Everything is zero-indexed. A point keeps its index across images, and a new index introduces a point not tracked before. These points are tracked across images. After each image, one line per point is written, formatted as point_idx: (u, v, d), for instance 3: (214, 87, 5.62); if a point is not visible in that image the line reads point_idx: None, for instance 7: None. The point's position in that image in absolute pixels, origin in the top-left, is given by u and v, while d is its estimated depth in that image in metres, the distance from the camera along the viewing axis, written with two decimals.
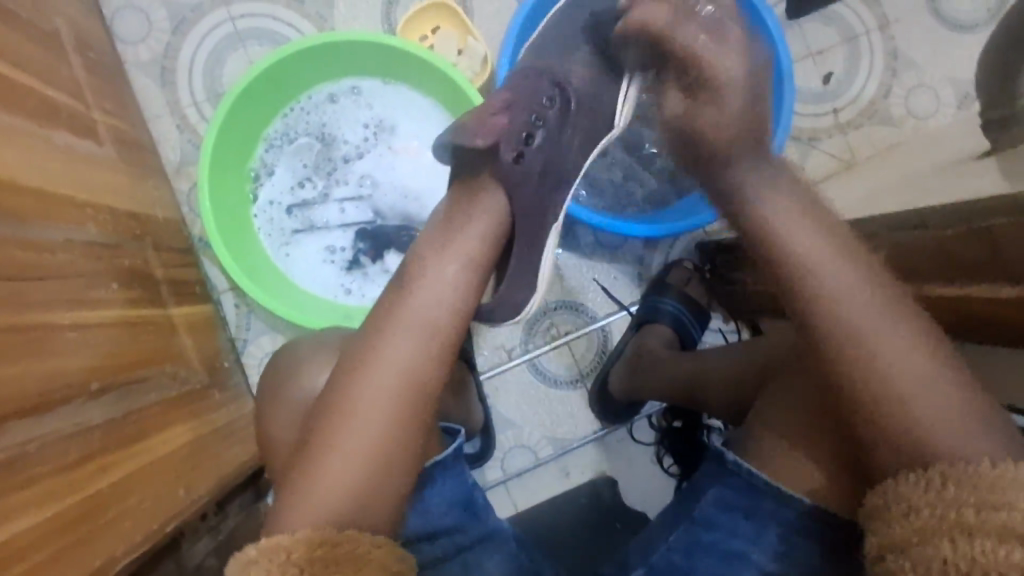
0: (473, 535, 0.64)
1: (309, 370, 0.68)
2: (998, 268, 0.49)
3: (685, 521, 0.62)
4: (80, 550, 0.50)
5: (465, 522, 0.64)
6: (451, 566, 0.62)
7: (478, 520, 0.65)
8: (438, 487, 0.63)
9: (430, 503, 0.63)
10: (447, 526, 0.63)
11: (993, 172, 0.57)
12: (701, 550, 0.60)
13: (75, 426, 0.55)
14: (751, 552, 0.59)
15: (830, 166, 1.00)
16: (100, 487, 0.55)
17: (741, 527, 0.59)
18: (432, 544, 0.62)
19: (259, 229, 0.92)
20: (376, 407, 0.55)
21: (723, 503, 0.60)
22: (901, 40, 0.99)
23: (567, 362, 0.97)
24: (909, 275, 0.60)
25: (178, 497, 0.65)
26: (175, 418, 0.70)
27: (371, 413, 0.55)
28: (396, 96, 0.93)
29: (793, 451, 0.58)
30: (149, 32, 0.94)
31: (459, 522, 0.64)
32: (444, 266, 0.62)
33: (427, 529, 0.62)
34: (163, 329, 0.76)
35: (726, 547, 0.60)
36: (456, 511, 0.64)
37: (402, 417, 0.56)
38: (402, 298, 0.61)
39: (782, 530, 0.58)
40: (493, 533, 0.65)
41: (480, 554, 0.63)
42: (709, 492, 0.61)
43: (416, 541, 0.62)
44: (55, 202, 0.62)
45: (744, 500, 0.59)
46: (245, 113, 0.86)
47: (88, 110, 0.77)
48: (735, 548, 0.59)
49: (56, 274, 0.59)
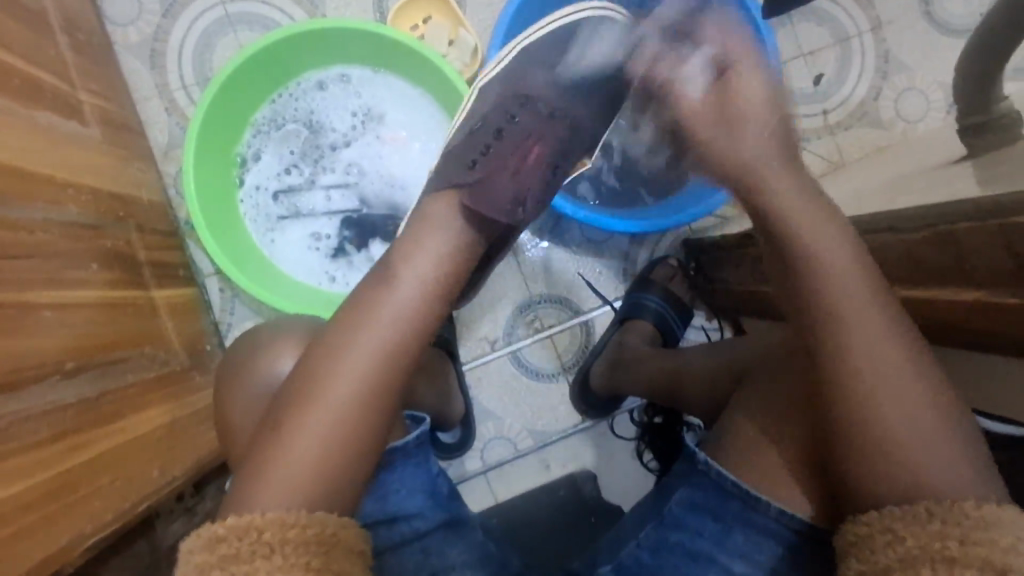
0: (434, 521, 0.64)
1: (287, 353, 0.68)
2: (963, 274, 0.49)
3: (655, 519, 0.63)
4: (48, 526, 0.51)
5: (427, 510, 0.64)
6: (414, 549, 0.63)
7: (442, 508, 0.65)
8: (399, 474, 0.64)
9: (390, 490, 0.63)
10: (409, 511, 0.63)
11: (970, 179, 0.58)
12: (670, 549, 0.61)
13: (49, 405, 0.55)
14: (716, 553, 0.59)
15: (818, 167, 1.00)
16: (72, 464, 0.55)
17: (708, 528, 0.60)
18: (392, 528, 0.62)
19: (245, 215, 0.92)
20: (352, 395, 0.55)
21: (692, 503, 0.61)
22: (893, 43, 0.99)
23: (550, 354, 0.98)
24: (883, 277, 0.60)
25: (153, 478, 0.66)
26: (152, 400, 0.71)
27: (346, 399, 0.55)
28: (385, 86, 0.93)
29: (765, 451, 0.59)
30: (139, 14, 0.93)
31: (426, 510, 0.64)
32: (436, 249, 0.63)
33: (386, 513, 0.62)
34: (145, 311, 0.76)
35: (691, 547, 0.60)
36: (419, 498, 0.64)
37: (375, 406, 0.56)
38: (386, 283, 0.61)
39: (747, 532, 0.58)
40: (458, 520, 0.66)
41: (442, 541, 0.64)
42: (677, 492, 0.62)
43: (375, 524, 0.62)
44: (37, 183, 0.63)
45: (711, 501, 0.60)
46: (232, 97, 0.86)
47: (74, 91, 0.76)
48: (701, 549, 0.60)
49: (35, 254, 0.59)
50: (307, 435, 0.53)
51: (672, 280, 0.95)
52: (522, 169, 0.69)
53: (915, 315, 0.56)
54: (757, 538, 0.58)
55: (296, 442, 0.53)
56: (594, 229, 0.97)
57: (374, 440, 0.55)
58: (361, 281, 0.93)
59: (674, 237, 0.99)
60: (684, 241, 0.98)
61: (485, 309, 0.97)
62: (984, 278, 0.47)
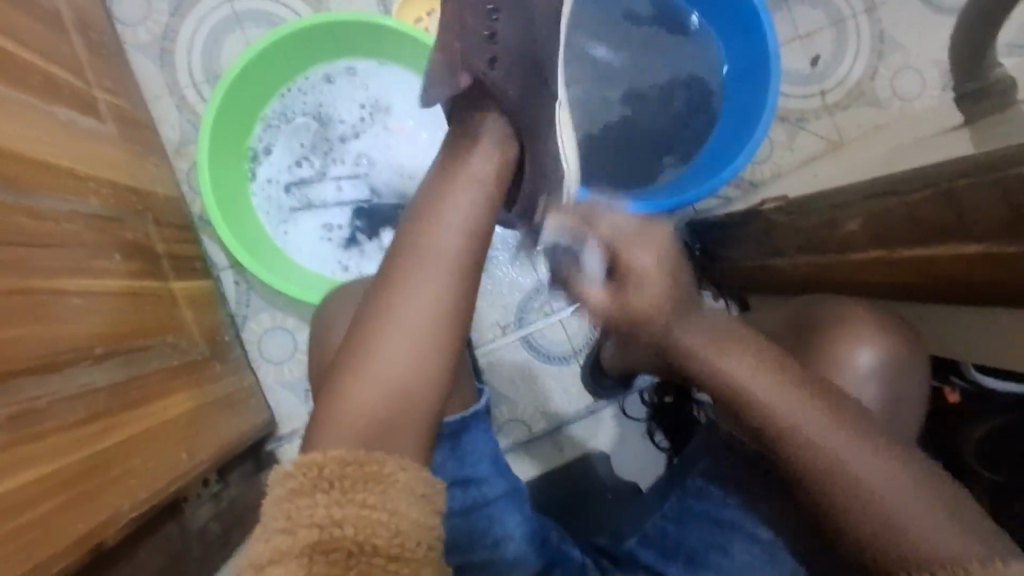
0: (500, 488, 0.65)
1: (339, 329, 0.68)
2: (963, 228, 0.50)
3: (678, 491, 0.65)
4: (84, 505, 0.52)
5: (493, 477, 0.65)
6: (480, 516, 0.63)
7: (503, 475, 0.66)
8: (470, 440, 0.65)
9: (467, 452, 0.64)
10: (480, 475, 0.64)
11: (969, 144, 0.60)
12: (691, 516, 0.63)
13: (80, 389, 0.56)
14: (742, 519, 0.61)
15: (818, 147, 1.01)
16: (102, 446, 0.57)
17: (731, 496, 0.62)
18: (466, 491, 0.63)
19: (258, 208, 0.93)
20: (388, 364, 0.56)
21: (712, 474, 0.64)
22: (888, 23, 1.01)
23: (560, 337, 0.99)
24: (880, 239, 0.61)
25: (180, 461, 0.67)
26: (177, 387, 0.72)
27: (387, 369, 0.56)
28: (391, 77, 0.95)
29: None
30: (148, 14, 0.95)
31: (486, 475, 0.65)
32: (471, 209, 0.64)
33: (461, 475, 0.64)
34: (165, 301, 0.78)
35: (717, 515, 0.62)
36: (489, 465, 0.65)
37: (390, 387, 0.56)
38: (400, 247, 0.61)
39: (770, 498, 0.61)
40: (516, 489, 0.66)
41: (504, 509, 0.64)
42: (700, 462, 0.66)
43: (451, 485, 0.63)
44: (59, 174, 0.64)
45: (735, 473, 0.63)
46: (243, 92, 0.87)
47: (88, 88, 0.78)
48: (727, 516, 0.62)
49: (61, 242, 0.61)
50: (332, 414, 0.55)
51: None
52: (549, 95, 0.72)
53: (919, 274, 0.57)
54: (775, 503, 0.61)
55: (347, 405, 0.55)
56: None
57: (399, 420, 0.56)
58: (374, 269, 0.94)
59: (678, 219, 1.01)
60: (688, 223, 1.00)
61: (493, 295, 0.99)
62: (985, 230, 0.48)
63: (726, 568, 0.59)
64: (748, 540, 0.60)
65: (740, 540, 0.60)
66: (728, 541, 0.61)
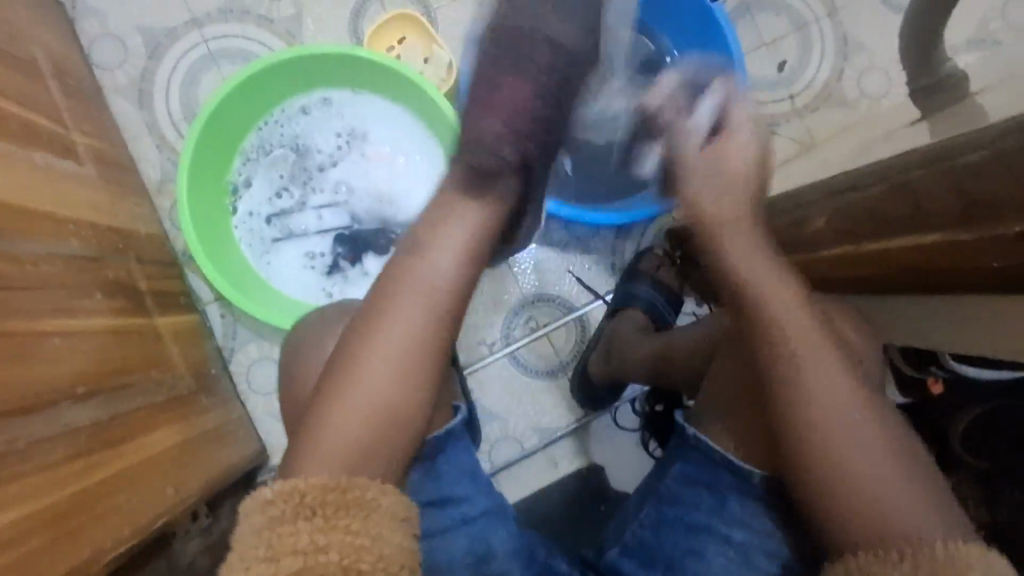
0: (480, 506, 0.64)
1: (316, 355, 0.68)
2: (919, 218, 0.51)
3: (653, 498, 0.65)
4: (67, 544, 0.52)
5: (472, 494, 0.64)
6: (458, 536, 0.63)
7: (483, 491, 0.65)
8: (444, 459, 0.64)
9: (441, 471, 0.64)
10: (457, 496, 0.64)
11: (928, 137, 0.61)
12: (667, 525, 0.63)
13: (61, 429, 0.57)
14: (716, 524, 0.61)
15: (791, 150, 1.03)
16: (85, 484, 0.57)
17: (704, 500, 0.62)
18: (441, 512, 0.63)
19: (240, 240, 0.95)
20: (370, 385, 0.57)
21: (689, 478, 0.63)
22: (850, 26, 1.03)
23: (547, 351, 1.00)
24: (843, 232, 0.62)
25: (167, 495, 0.68)
26: (164, 421, 0.72)
27: (368, 389, 0.57)
28: (366, 105, 0.96)
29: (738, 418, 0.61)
30: (125, 58, 0.97)
31: (465, 493, 0.64)
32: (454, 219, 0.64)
33: (436, 496, 0.63)
34: (150, 338, 0.78)
35: (692, 521, 0.62)
36: (466, 483, 0.65)
37: (378, 412, 0.56)
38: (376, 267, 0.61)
39: (741, 498, 0.61)
40: (498, 507, 0.65)
41: (487, 526, 0.64)
42: (673, 468, 0.65)
43: (425, 506, 0.62)
44: (38, 218, 0.65)
45: (705, 475, 0.63)
46: (220, 128, 0.89)
47: (67, 132, 0.80)
48: (700, 521, 0.62)
49: (44, 284, 0.62)
50: (313, 440, 0.55)
51: (659, 269, 0.97)
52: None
53: (883, 268, 0.58)
54: (752, 504, 0.61)
55: (330, 430, 0.55)
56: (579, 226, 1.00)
57: (381, 442, 0.56)
58: (357, 295, 0.95)
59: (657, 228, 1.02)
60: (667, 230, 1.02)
61: (480, 313, 0.99)
62: (939, 219, 0.49)
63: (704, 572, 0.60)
64: (722, 543, 0.60)
65: (714, 546, 0.60)
66: (706, 546, 0.61)
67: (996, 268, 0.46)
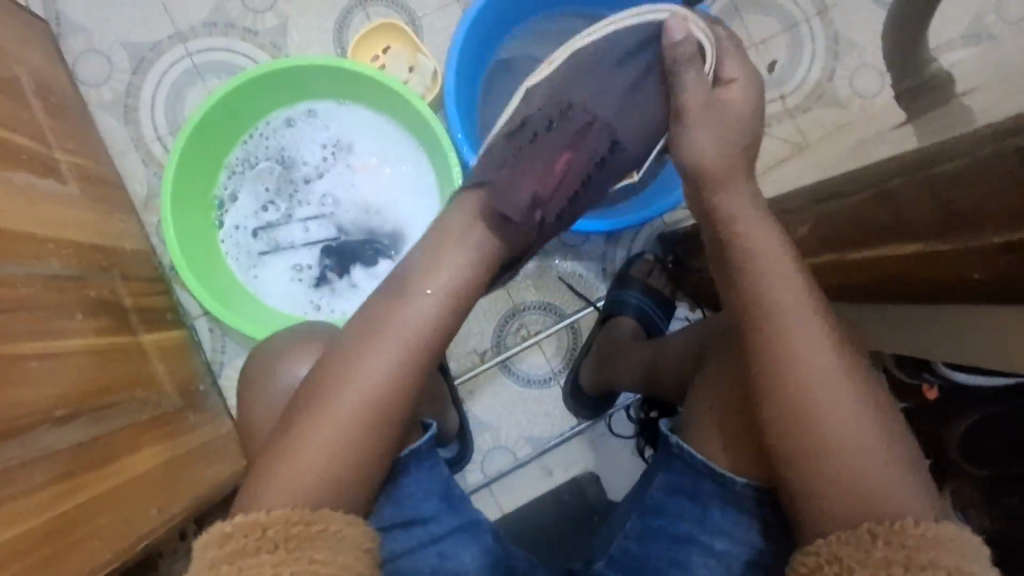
0: (449, 524, 0.64)
1: (296, 370, 0.67)
2: (903, 227, 0.49)
3: (638, 510, 0.63)
4: (42, 569, 0.52)
5: (441, 513, 0.64)
6: (427, 555, 0.62)
7: (455, 510, 0.65)
8: (410, 480, 0.63)
9: (406, 493, 0.63)
10: (424, 515, 0.63)
11: (915, 138, 0.60)
12: (653, 536, 0.61)
13: (41, 453, 0.56)
14: (699, 534, 0.59)
15: (782, 151, 1.02)
16: (64, 508, 0.56)
17: (687, 511, 0.60)
18: (409, 532, 0.62)
19: (227, 254, 0.94)
20: (344, 407, 0.56)
21: (671, 488, 0.61)
22: (841, 24, 1.02)
23: (539, 360, 0.99)
24: (829, 239, 0.60)
25: (150, 515, 0.67)
26: (148, 439, 0.72)
27: (342, 412, 0.55)
28: (351, 116, 0.96)
29: (723, 430, 0.59)
30: (110, 73, 0.97)
31: (434, 512, 0.64)
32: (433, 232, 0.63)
33: (402, 517, 0.62)
34: (135, 356, 0.78)
35: (675, 531, 0.60)
36: (434, 502, 0.64)
37: (351, 437, 0.55)
38: None
39: (724, 505, 0.59)
40: (470, 523, 0.65)
41: (456, 545, 0.63)
42: (657, 477, 0.62)
43: (389, 528, 0.61)
44: (18, 240, 0.65)
45: (688, 483, 0.60)
46: (204, 143, 0.88)
47: (50, 151, 0.79)
48: (683, 532, 0.60)
49: (24, 307, 0.62)
50: (287, 463, 0.54)
51: (649, 275, 0.96)
52: (655, 115, 0.64)
53: (872, 278, 0.56)
54: (737, 515, 0.58)
55: (307, 453, 0.54)
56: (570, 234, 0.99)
57: (358, 462, 0.55)
58: (345, 307, 0.95)
59: (648, 233, 1.01)
60: (658, 235, 1.00)
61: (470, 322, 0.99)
62: (920, 229, 0.47)
63: None
64: (704, 552, 0.59)
65: (698, 555, 0.59)
66: (690, 559, 0.59)
67: (977, 280, 0.44)
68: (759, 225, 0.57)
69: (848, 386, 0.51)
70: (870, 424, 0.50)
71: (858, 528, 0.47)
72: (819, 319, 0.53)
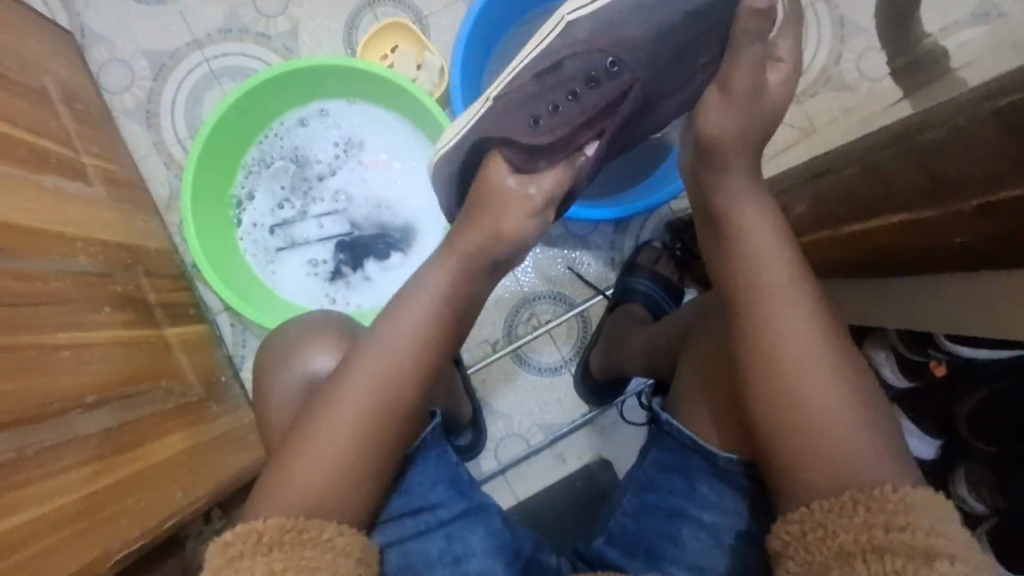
0: (455, 509, 0.65)
1: (311, 357, 0.70)
2: (893, 198, 0.52)
3: (633, 487, 0.64)
4: (74, 544, 0.55)
5: (449, 499, 0.65)
6: (434, 538, 0.64)
7: (462, 496, 0.66)
8: (417, 470, 0.65)
9: (414, 483, 0.64)
10: (431, 501, 0.64)
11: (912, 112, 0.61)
12: (648, 512, 0.62)
13: (72, 436, 0.60)
14: (691, 509, 0.60)
15: (790, 136, 1.01)
16: (94, 488, 0.60)
17: (677, 486, 0.61)
18: (416, 518, 0.64)
19: (245, 251, 0.98)
20: (357, 388, 0.58)
21: (663, 464, 0.62)
22: (847, 7, 1.02)
23: (550, 348, 1.00)
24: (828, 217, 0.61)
25: (176, 498, 0.71)
26: (173, 427, 0.75)
27: (355, 393, 0.58)
28: (362, 114, 0.98)
29: (723, 406, 0.60)
30: (132, 81, 1.01)
31: (442, 499, 0.65)
32: None
33: (411, 505, 0.64)
34: (159, 349, 0.81)
35: (669, 506, 0.61)
36: (441, 489, 0.65)
37: (362, 416, 0.57)
38: None
39: (711, 480, 0.60)
40: (477, 507, 0.66)
41: (462, 528, 0.65)
42: (649, 454, 0.64)
43: (398, 516, 0.63)
44: (47, 238, 0.69)
45: (677, 459, 0.61)
46: (222, 144, 0.92)
47: (77, 155, 0.84)
48: (676, 506, 0.61)
49: (55, 300, 0.65)
50: (304, 444, 0.57)
51: (657, 263, 0.97)
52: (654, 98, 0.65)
53: (868, 251, 0.57)
54: (722, 487, 0.60)
55: (321, 432, 0.57)
56: (578, 223, 1.00)
57: (370, 443, 0.57)
58: (360, 300, 0.98)
59: (655, 221, 1.03)
60: (665, 223, 1.01)
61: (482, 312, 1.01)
62: (908, 197, 0.50)
63: (680, 556, 0.60)
64: (697, 527, 0.60)
65: (689, 530, 0.60)
66: (689, 534, 0.60)
67: (961, 244, 0.47)
68: (755, 203, 0.58)
69: (842, 359, 0.52)
70: (864, 396, 0.51)
71: (840, 494, 0.47)
72: (813, 295, 0.54)
